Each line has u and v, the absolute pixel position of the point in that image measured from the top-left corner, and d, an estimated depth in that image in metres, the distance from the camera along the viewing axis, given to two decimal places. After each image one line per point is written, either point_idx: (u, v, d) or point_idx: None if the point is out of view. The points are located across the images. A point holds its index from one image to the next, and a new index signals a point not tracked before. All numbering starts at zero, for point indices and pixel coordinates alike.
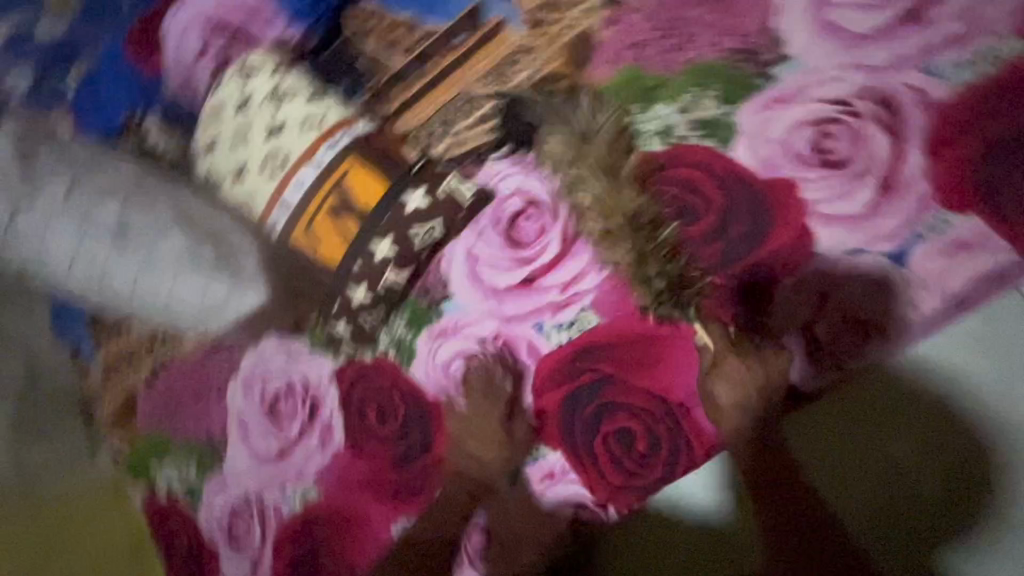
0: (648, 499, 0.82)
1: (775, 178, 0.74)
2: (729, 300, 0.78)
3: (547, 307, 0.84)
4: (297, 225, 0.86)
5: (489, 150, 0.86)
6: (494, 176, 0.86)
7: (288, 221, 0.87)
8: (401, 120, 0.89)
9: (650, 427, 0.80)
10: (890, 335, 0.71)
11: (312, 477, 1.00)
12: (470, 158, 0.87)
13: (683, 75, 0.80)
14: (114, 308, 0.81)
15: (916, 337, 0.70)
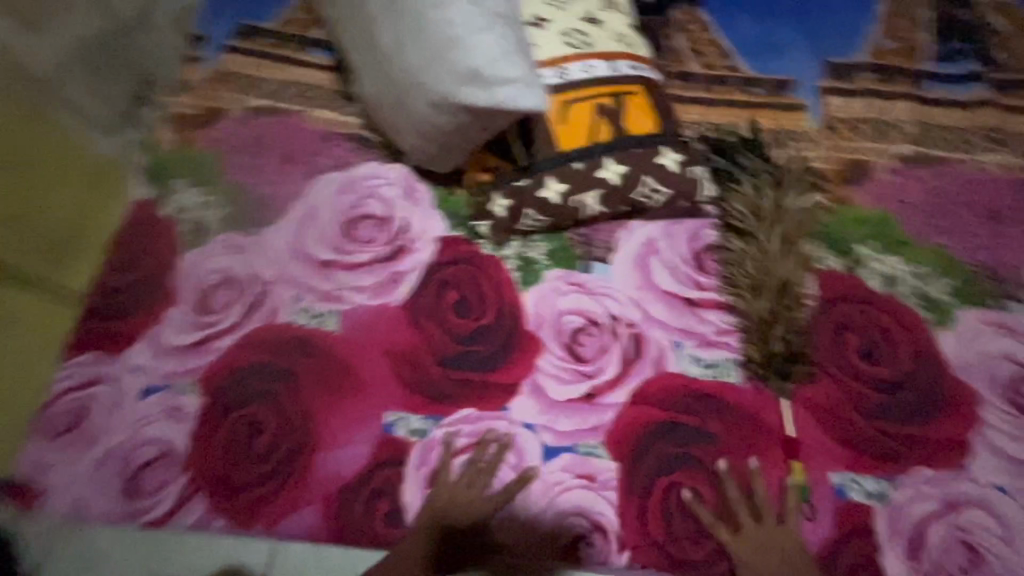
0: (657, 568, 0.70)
1: (965, 382, 0.75)
2: (867, 451, 0.71)
3: (698, 336, 0.79)
4: (558, 94, 0.79)
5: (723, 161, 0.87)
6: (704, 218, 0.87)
7: (553, 85, 0.80)
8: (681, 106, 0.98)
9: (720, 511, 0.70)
10: None
11: (339, 308, 0.85)
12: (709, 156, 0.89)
13: (928, 251, 0.84)
14: (383, 16, 0.72)
15: None
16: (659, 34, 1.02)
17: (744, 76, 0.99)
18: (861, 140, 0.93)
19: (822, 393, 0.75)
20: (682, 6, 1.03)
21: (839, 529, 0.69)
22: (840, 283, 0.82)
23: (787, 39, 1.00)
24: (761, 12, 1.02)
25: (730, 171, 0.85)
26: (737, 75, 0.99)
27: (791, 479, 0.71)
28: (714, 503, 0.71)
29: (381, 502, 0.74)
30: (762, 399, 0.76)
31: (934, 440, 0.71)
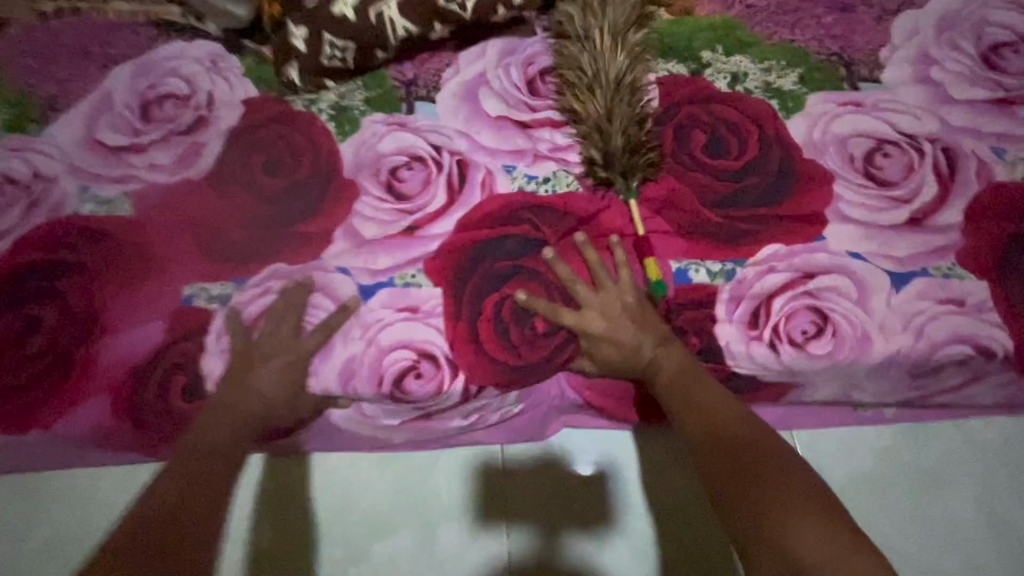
0: (496, 390, 0.64)
1: (817, 161, 0.68)
2: (715, 241, 0.65)
3: (529, 154, 0.72)
4: None
5: None
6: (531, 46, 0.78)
7: None
8: None
9: (562, 316, 0.62)
10: (847, 345, 0.61)
11: (132, 191, 0.74)
12: None
13: (775, 46, 0.77)
14: None
15: (856, 348, 0.61)
16: None
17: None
18: None
19: (664, 189, 0.68)
20: None
21: (684, 315, 0.63)
22: (684, 85, 0.74)
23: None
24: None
25: None
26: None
27: (625, 271, 0.63)
28: (555, 310, 0.63)
29: (176, 377, 0.65)
30: (602, 203, 0.69)
31: (783, 220, 0.65)
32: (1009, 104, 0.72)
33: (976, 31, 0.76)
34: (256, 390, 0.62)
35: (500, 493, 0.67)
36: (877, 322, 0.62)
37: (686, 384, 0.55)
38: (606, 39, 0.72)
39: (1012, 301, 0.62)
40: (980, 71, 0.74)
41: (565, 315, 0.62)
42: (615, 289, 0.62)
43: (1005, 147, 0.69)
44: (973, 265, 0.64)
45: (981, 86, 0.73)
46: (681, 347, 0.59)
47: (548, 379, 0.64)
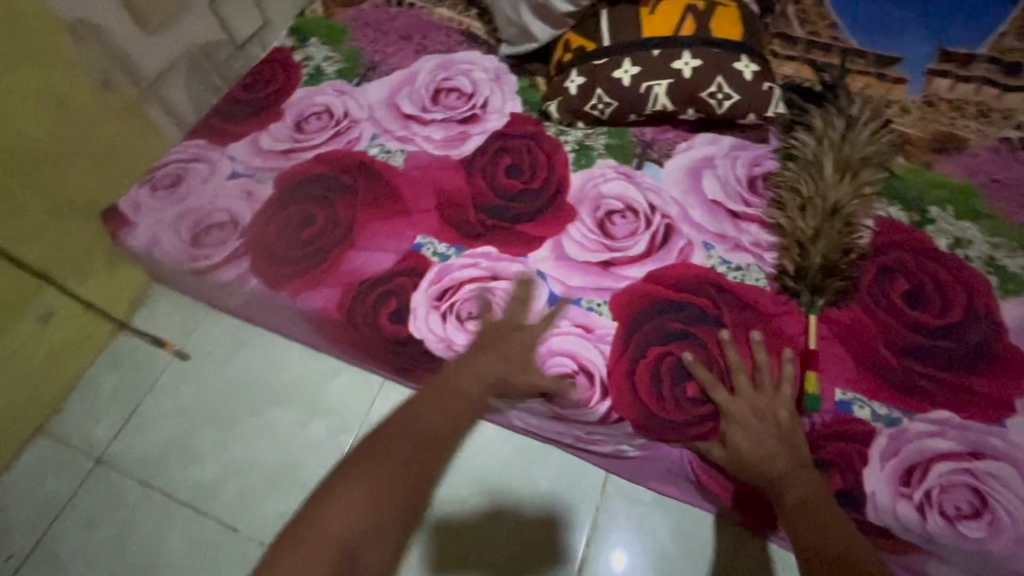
0: (628, 426, 0.71)
1: (1022, 352, 0.67)
2: (886, 383, 0.67)
3: (730, 241, 0.79)
4: None
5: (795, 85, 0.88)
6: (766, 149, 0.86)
7: None
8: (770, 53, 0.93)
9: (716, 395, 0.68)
10: (997, 539, 0.59)
11: (407, 151, 0.94)
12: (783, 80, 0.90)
13: (1011, 226, 0.77)
14: None
15: (1007, 546, 0.58)
16: None
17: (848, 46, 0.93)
18: (964, 118, 0.86)
19: (848, 319, 0.71)
20: None
21: (830, 436, 0.65)
22: (902, 232, 0.77)
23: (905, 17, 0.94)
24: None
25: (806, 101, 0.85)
26: (841, 46, 0.94)
27: (787, 378, 0.67)
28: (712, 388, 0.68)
29: (389, 302, 0.81)
30: (786, 309, 0.73)
31: (963, 389, 0.65)
32: None
33: None
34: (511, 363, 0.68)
35: (470, 540, 0.76)
36: None
37: (816, 507, 0.58)
38: (843, 171, 0.78)
39: None
40: None
41: (720, 394, 0.67)
42: (772, 391, 0.67)
43: None
44: None
45: None
46: (813, 475, 0.62)
47: (674, 446, 0.71)
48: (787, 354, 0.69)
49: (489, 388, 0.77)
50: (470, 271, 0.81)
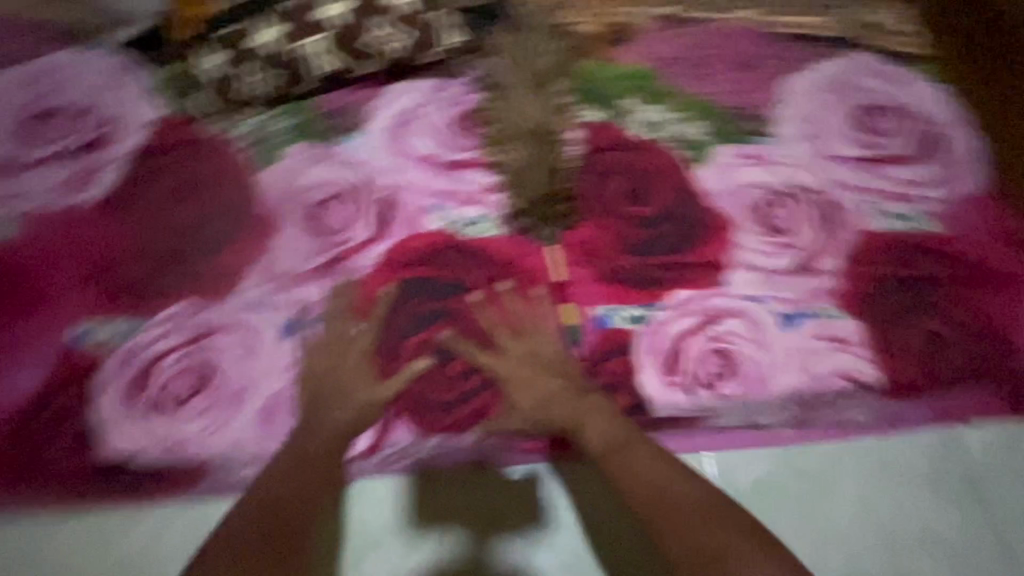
0: (408, 432, 0.62)
1: (723, 213, 0.73)
2: (629, 286, 0.69)
3: (455, 194, 0.72)
4: None
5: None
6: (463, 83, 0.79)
7: None
8: None
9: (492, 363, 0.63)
10: (742, 383, 0.66)
11: (26, 213, 0.69)
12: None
13: (687, 96, 0.82)
14: None
15: (748, 385, 0.66)
16: None
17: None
18: (627, 2, 0.88)
19: (584, 235, 0.71)
20: None
21: (596, 357, 0.66)
22: (605, 132, 0.78)
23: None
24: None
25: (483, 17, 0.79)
26: None
27: (544, 318, 0.65)
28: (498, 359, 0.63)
29: (72, 419, 0.61)
30: (526, 246, 0.70)
31: (689, 266, 0.70)
32: (881, 163, 0.79)
33: (850, 98, 0.84)
34: (343, 398, 0.60)
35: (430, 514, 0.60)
36: (772, 359, 0.67)
37: (629, 451, 0.57)
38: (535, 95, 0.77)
39: (880, 344, 0.68)
40: (857, 131, 0.81)
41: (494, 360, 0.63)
42: (535, 335, 0.64)
43: (881, 202, 0.76)
44: (847, 306, 0.69)
45: (862, 145, 0.80)
46: (594, 393, 0.61)
47: (465, 430, 0.62)
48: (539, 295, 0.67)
49: (251, 466, 0.60)
50: (167, 339, 0.64)
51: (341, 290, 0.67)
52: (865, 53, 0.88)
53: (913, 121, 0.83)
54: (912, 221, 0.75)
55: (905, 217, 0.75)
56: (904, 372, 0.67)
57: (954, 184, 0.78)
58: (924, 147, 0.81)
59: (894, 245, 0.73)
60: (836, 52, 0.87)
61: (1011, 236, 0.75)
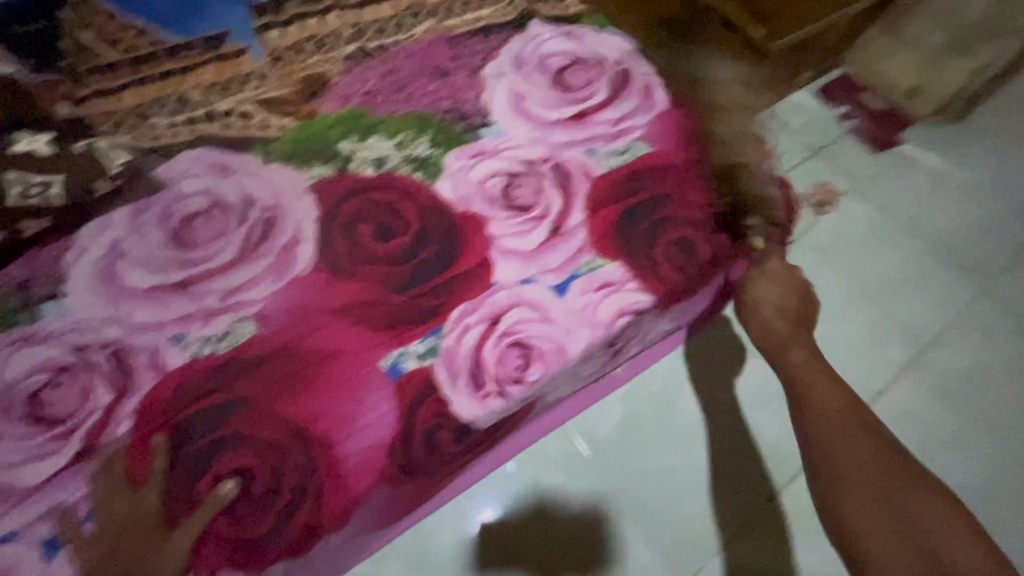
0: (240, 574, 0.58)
1: (470, 213, 0.76)
2: (413, 322, 0.67)
3: (197, 314, 0.66)
4: None
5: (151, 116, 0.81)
6: (171, 196, 0.74)
7: None
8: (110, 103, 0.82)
9: (770, 324, 0.79)
10: (549, 361, 0.67)
11: None
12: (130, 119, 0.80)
13: (401, 120, 0.84)
14: None
15: (553, 362, 0.67)
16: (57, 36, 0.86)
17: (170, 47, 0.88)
18: (308, 59, 0.90)
19: (349, 291, 0.69)
20: None
21: (407, 408, 0.62)
22: (335, 183, 0.77)
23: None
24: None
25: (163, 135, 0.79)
26: (164, 47, 0.88)
27: (335, 395, 0.61)
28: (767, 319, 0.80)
29: None
30: (292, 330, 0.66)
31: (459, 276, 0.71)
32: (587, 113, 0.87)
33: (542, 65, 0.91)
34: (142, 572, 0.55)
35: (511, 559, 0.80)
36: (562, 329, 0.68)
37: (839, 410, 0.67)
38: (249, 190, 0.76)
39: (643, 270, 0.73)
40: (558, 93, 0.88)
41: (772, 318, 0.80)
42: (333, 415, 0.60)
43: (597, 147, 0.84)
44: (603, 250, 0.74)
45: (567, 103, 0.88)
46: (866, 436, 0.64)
47: (300, 547, 0.59)
48: (322, 375, 0.62)
49: None
50: None
51: (101, 475, 0.58)
52: (541, 22, 0.96)
53: (599, 68, 0.92)
54: (628, 152, 0.84)
55: (621, 151, 0.84)
56: (667, 281, 0.74)
57: (649, 108, 0.89)
58: (615, 86, 0.90)
59: (622, 178, 0.81)
60: (515, 30, 0.95)
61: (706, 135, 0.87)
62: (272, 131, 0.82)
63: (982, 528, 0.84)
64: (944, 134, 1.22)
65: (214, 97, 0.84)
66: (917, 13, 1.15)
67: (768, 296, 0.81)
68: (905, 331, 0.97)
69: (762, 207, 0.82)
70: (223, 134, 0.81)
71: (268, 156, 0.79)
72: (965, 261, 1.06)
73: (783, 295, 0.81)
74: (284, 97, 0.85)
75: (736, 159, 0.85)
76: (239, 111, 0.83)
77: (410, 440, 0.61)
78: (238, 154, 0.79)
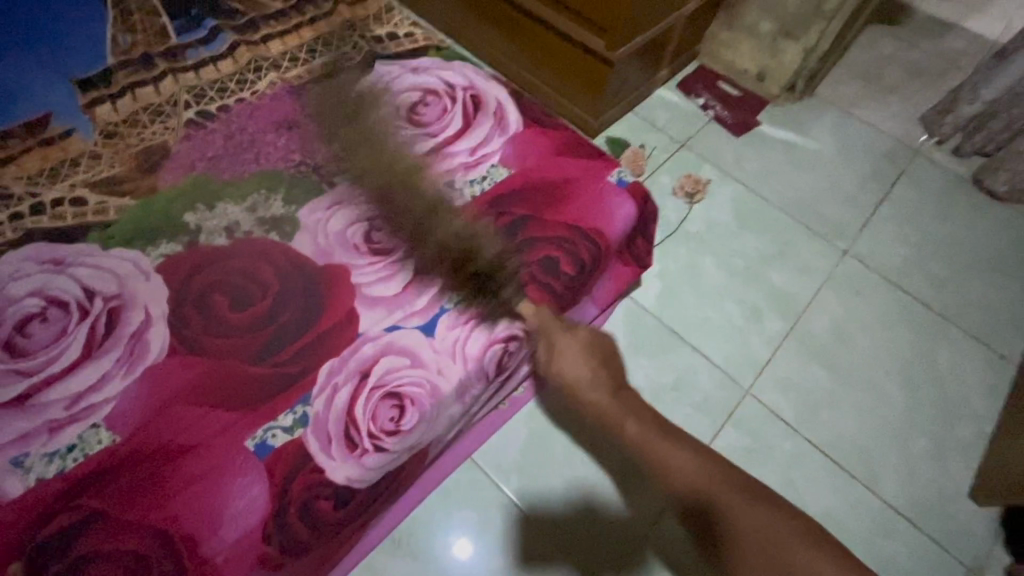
0: None
1: (331, 265, 0.75)
2: (279, 393, 0.65)
3: (42, 428, 0.61)
4: None
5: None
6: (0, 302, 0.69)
7: None
8: None
9: (591, 400, 0.69)
10: (425, 407, 0.66)
11: None
12: None
13: (253, 179, 0.82)
14: None
15: (430, 406, 0.66)
16: None
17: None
18: (144, 129, 0.86)
19: (206, 370, 0.66)
20: None
21: (281, 485, 0.60)
22: (185, 260, 0.74)
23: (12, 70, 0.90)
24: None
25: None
26: None
27: (201, 487, 0.59)
28: (597, 401, 0.69)
29: None
30: (145, 425, 0.62)
31: (325, 333, 0.69)
32: (442, 146, 0.88)
33: (393, 103, 0.91)
34: None
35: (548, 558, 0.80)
36: (433, 369, 0.68)
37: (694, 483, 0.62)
38: (91, 280, 0.71)
39: (509, 295, 0.75)
40: (411, 130, 0.89)
41: (581, 380, 0.69)
42: (200, 510, 0.58)
43: (457, 178, 0.85)
44: (468, 283, 0.75)
45: (421, 139, 0.88)
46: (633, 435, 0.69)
47: None
48: (186, 468, 0.59)
49: None
50: None
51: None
52: (387, 62, 0.96)
53: (451, 97, 0.93)
54: (488, 178, 0.85)
55: (481, 178, 0.85)
56: (535, 302, 0.75)
57: (505, 127, 0.90)
58: (468, 112, 0.91)
59: (482, 206, 0.82)
60: (362, 73, 0.95)
61: (557, 146, 0.88)
62: (109, 214, 0.77)
63: (867, 473, 0.91)
64: (795, 111, 1.32)
65: (40, 187, 0.79)
66: (749, 4, 1.24)
67: (583, 378, 0.69)
68: (779, 301, 1.04)
69: (622, 202, 0.84)
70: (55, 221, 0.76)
71: (107, 241, 0.75)
72: (824, 226, 1.15)
73: (591, 364, 0.69)
74: (120, 174, 0.81)
75: (590, 162, 0.87)
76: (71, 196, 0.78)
77: (288, 518, 0.59)
78: (72, 243, 0.74)
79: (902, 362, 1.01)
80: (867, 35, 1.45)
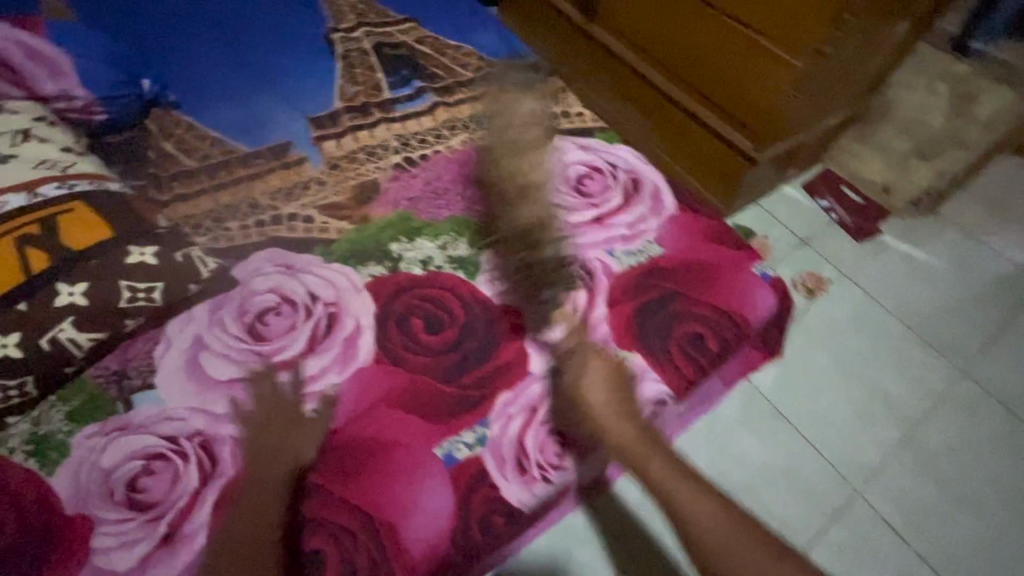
0: None
1: (507, 306, 0.86)
2: (463, 412, 0.76)
3: (273, 405, 0.75)
4: None
5: (229, 218, 0.93)
6: (246, 291, 0.84)
7: None
8: (189, 204, 0.94)
9: (604, 427, 0.79)
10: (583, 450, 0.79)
11: None
12: (208, 220, 0.92)
13: (444, 222, 0.96)
14: None
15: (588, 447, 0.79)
16: (143, 145, 0.98)
17: (241, 153, 1.02)
18: (360, 166, 1.03)
19: (402, 382, 0.78)
20: (155, 107, 1.02)
21: (465, 493, 0.71)
22: (388, 282, 0.88)
23: (263, 100, 1.09)
24: (226, 85, 1.09)
25: (241, 233, 0.91)
26: (235, 155, 1.02)
27: (399, 480, 0.70)
28: (622, 437, 0.79)
29: None
30: (354, 420, 0.75)
31: (501, 366, 0.80)
32: (605, 217, 0.99)
33: (564, 174, 1.05)
34: None
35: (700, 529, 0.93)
36: (592, 417, 0.79)
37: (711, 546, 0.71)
38: (315, 286, 0.86)
39: (661, 362, 0.84)
40: (578, 199, 1.01)
41: (613, 420, 0.79)
42: (398, 499, 0.69)
43: (615, 247, 0.96)
44: (626, 344, 0.85)
45: (586, 208, 1.00)
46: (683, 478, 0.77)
47: None
48: (388, 461, 0.71)
49: None
50: None
51: (170, 563, 0.64)
52: (561, 137, 1.11)
53: (614, 176, 1.05)
54: (643, 252, 0.95)
55: (637, 251, 0.95)
56: (681, 373, 0.84)
57: (660, 209, 1.01)
58: (629, 191, 1.03)
59: (638, 275, 0.92)
60: (538, 143, 1.09)
61: (706, 234, 0.98)
62: (331, 234, 0.93)
63: None
64: (918, 225, 1.36)
65: (279, 202, 0.96)
66: None
67: (611, 415, 0.79)
68: (889, 407, 1.07)
69: (764, 295, 0.91)
70: (290, 233, 0.93)
71: (329, 257, 0.91)
72: (939, 342, 1.17)
73: (609, 391, 0.80)
74: (340, 201, 0.98)
75: (738, 251, 0.96)
76: (302, 215, 0.95)
77: (466, 523, 0.70)
78: (302, 253, 0.91)
79: (1013, 491, 1.01)
80: (1001, 162, 1.48)
